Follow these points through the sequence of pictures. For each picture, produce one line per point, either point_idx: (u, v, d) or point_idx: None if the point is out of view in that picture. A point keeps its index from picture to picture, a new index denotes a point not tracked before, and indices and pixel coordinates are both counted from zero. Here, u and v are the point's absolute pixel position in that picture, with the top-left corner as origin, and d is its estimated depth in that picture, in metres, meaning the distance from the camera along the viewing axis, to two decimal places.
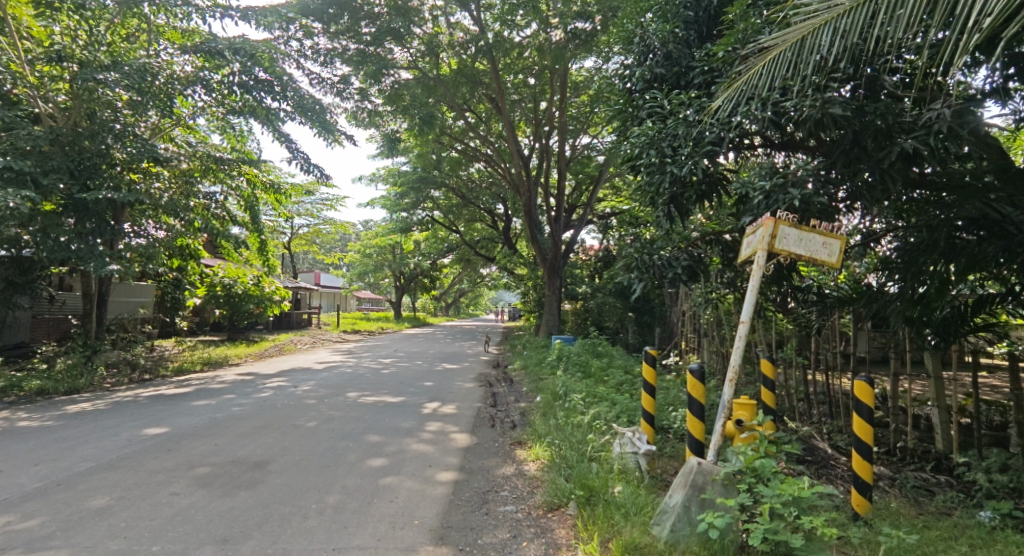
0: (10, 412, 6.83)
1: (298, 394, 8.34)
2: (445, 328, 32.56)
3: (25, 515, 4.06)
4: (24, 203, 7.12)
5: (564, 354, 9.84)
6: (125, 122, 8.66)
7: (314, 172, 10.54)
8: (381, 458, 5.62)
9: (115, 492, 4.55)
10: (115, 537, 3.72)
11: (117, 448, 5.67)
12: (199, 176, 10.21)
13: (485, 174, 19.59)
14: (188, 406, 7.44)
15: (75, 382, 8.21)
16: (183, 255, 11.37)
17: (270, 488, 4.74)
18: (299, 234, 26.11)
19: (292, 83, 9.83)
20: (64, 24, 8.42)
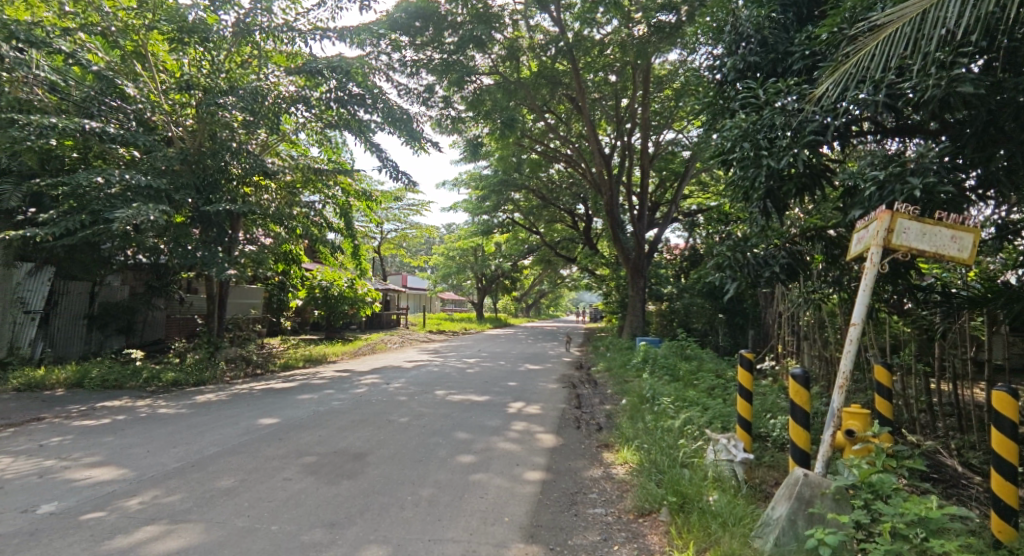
0: (152, 400, 7.81)
1: (391, 391, 8.80)
2: (525, 329, 32.86)
3: (168, 490, 4.63)
4: (161, 217, 8.14)
5: (650, 356, 9.58)
6: (240, 140, 9.60)
7: (403, 179, 11.04)
8: (470, 455, 5.79)
9: (238, 475, 5.06)
10: (241, 514, 4.14)
11: (238, 435, 6.30)
12: (300, 187, 10.97)
13: (565, 174, 19.56)
14: (295, 399, 8.10)
15: (202, 375, 9.22)
16: (288, 260, 12.27)
17: (370, 478, 5.04)
18: (388, 239, 27.55)
19: (382, 95, 10.40)
20: (191, 56, 9.48)
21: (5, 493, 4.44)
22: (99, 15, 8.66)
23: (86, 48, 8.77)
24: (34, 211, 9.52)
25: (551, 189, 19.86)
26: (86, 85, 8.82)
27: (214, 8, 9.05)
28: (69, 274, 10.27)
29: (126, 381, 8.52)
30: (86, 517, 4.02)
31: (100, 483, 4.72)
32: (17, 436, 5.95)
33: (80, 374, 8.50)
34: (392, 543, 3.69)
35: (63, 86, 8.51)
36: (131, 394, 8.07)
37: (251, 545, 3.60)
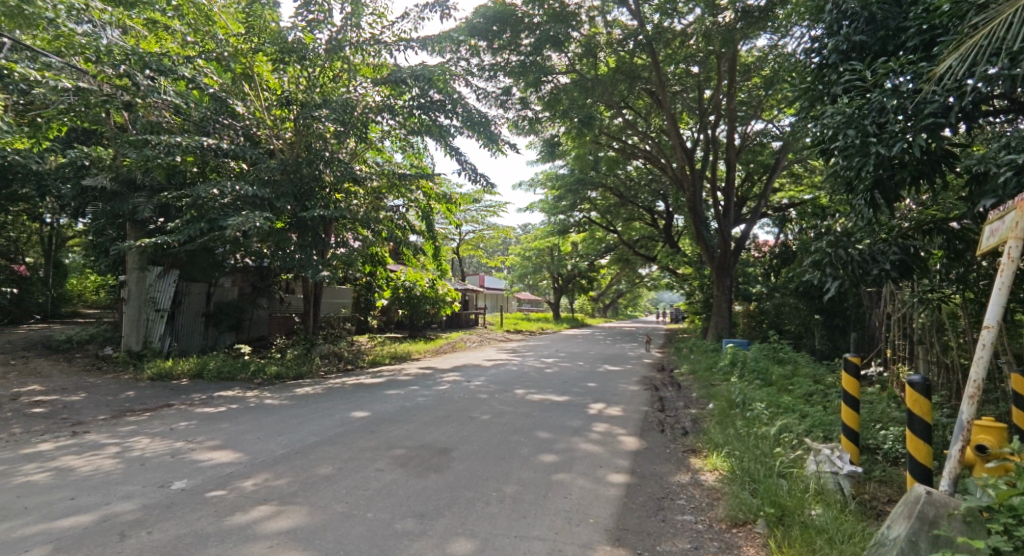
0: (259, 391, 8.54)
1: (472, 388, 9.02)
2: (602, 329, 32.39)
3: (276, 474, 5.03)
4: (265, 223, 8.88)
5: (739, 358, 9.12)
6: (331, 150, 10.40)
7: (481, 181, 11.26)
8: (552, 455, 5.80)
9: (336, 463, 5.41)
10: (340, 500, 4.42)
11: (334, 426, 6.73)
12: (386, 192, 11.51)
13: (643, 171, 19.11)
14: (384, 394, 8.53)
15: (300, 369, 9.95)
16: (374, 261, 12.95)
17: (456, 473, 5.19)
18: (466, 240, 28.28)
19: (461, 100, 10.70)
20: (290, 73, 10.10)
21: (145, 469, 5.05)
22: (214, 42, 9.67)
23: (202, 73, 9.75)
24: (162, 221, 10.72)
25: (629, 186, 19.47)
26: (203, 106, 9.77)
27: (310, 27, 9.63)
28: (189, 276, 11.46)
29: (237, 374, 9.38)
30: (211, 494, 4.48)
31: (220, 465, 5.23)
32: (153, 419, 6.74)
33: (199, 365, 9.47)
34: (479, 537, 3.78)
35: (185, 108, 9.50)
36: (242, 385, 8.87)
37: (350, 530, 3.83)
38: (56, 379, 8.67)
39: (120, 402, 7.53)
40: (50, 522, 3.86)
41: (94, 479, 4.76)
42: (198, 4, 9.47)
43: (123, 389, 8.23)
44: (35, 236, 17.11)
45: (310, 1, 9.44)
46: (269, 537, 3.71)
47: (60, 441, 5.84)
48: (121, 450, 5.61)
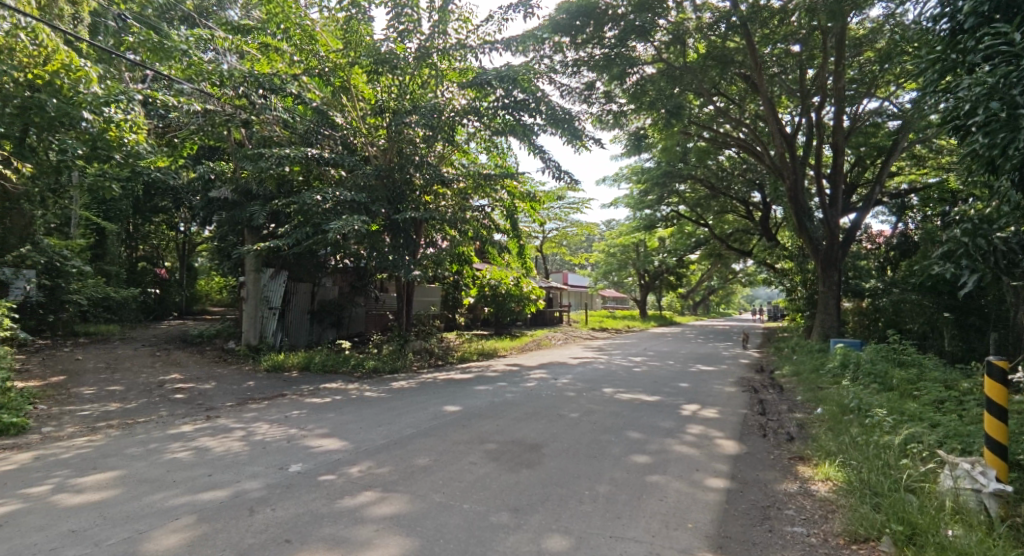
0: (359, 384, 9.11)
1: (559, 386, 9.03)
2: (692, 328, 31.03)
3: (379, 463, 5.34)
4: (361, 226, 9.44)
5: (851, 360, 8.35)
6: (421, 154, 10.83)
7: (565, 178, 11.22)
8: (645, 456, 5.65)
9: (432, 455, 5.63)
10: (438, 491, 4.59)
11: (428, 419, 7.01)
12: (471, 193, 11.76)
13: (736, 160, 18.10)
14: (473, 390, 8.76)
15: (395, 363, 10.50)
16: (461, 260, 13.29)
17: (547, 469, 5.21)
18: (549, 238, 28.26)
19: (545, 97, 10.75)
20: (384, 83, 10.74)
21: (266, 452, 5.58)
22: (316, 60, 10.36)
23: (307, 88, 10.58)
24: (273, 226, 11.70)
25: (720, 177, 18.53)
26: (306, 119, 10.61)
27: (401, 37, 10.10)
28: (297, 277, 12.44)
29: (339, 367, 10.08)
30: (323, 478, 4.85)
31: (329, 451, 5.65)
32: (270, 407, 7.41)
33: (306, 358, 10.28)
34: (574, 535, 3.76)
35: (292, 121, 10.38)
36: (344, 378, 9.51)
37: (448, 520, 3.97)
38: (191, 369, 9.81)
39: (243, 391, 8.37)
40: (193, 495, 4.37)
41: (226, 459, 5.33)
42: (304, 27, 10.03)
43: (244, 379, 9.13)
44: (172, 243, 19.44)
45: (401, 13, 9.85)
46: (376, 521, 3.95)
47: (197, 424, 6.59)
48: (246, 434, 6.23)
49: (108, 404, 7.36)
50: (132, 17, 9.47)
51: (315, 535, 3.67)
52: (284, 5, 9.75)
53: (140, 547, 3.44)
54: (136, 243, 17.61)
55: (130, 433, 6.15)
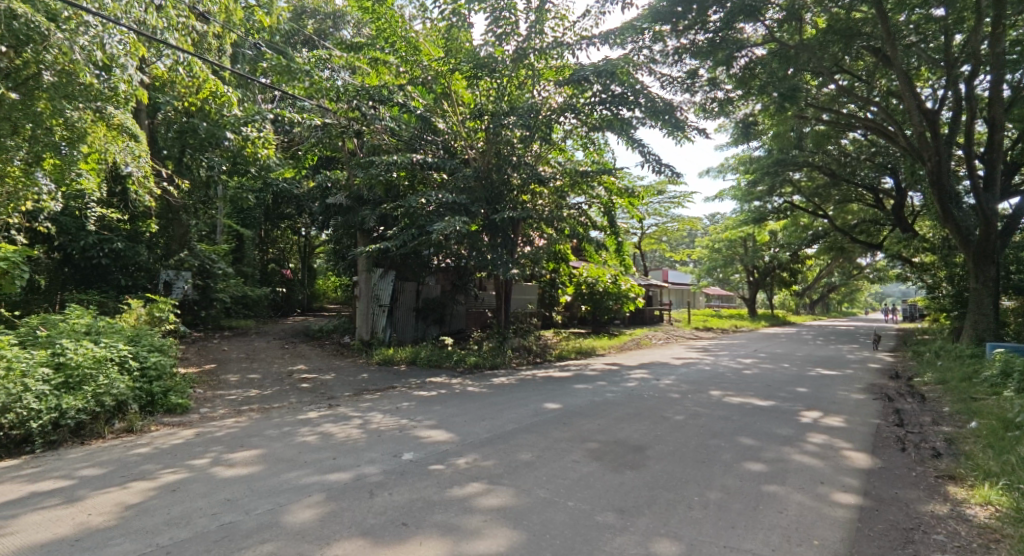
0: (462, 379, 9.46)
1: (661, 387, 8.72)
2: (808, 328, 28.53)
3: (484, 456, 5.51)
4: (462, 226, 9.78)
5: (1014, 367, 7.18)
6: (519, 154, 11.05)
7: (666, 172, 10.82)
8: (760, 463, 5.28)
9: (534, 451, 5.70)
10: (542, 486, 4.64)
11: (529, 415, 7.12)
12: (568, 190, 11.70)
13: (862, 143, 16.39)
14: (573, 388, 8.75)
15: (495, 360, 10.80)
16: (558, 259, 13.31)
17: (653, 472, 5.05)
18: (648, 234, 27.44)
19: (644, 89, 10.43)
20: (483, 86, 10.97)
21: (382, 440, 5.98)
22: (421, 69, 10.94)
23: (411, 97, 11.27)
24: (382, 229, 12.53)
25: (844, 163, 16.75)
26: (410, 126, 11.22)
27: (500, 40, 10.30)
28: (403, 276, 13.22)
29: (443, 362, 10.55)
30: (433, 467, 5.10)
31: (438, 442, 5.94)
32: (383, 399, 7.93)
33: (414, 353, 10.89)
34: (684, 542, 3.62)
35: (398, 129, 11.10)
36: (448, 372, 9.94)
37: (553, 516, 4.00)
38: (314, 361, 10.80)
39: (359, 382, 9.05)
40: (321, 475, 4.81)
41: (347, 445, 5.79)
42: (409, 38, 10.56)
43: (360, 372, 9.87)
44: (295, 247, 21.38)
45: (499, 16, 10.01)
46: (484, 511, 4.07)
47: (322, 411, 7.24)
48: (363, 422, 6.73)
49: (249, 390, 8.33)
50: (265, 44, 10.67)
51: (428, 520, 3.86)
52: (391, 21, 10.43)
53: (280, 518, 3.85)
54: (267, 247, 19.77)
55: (267, 416, 6.90)
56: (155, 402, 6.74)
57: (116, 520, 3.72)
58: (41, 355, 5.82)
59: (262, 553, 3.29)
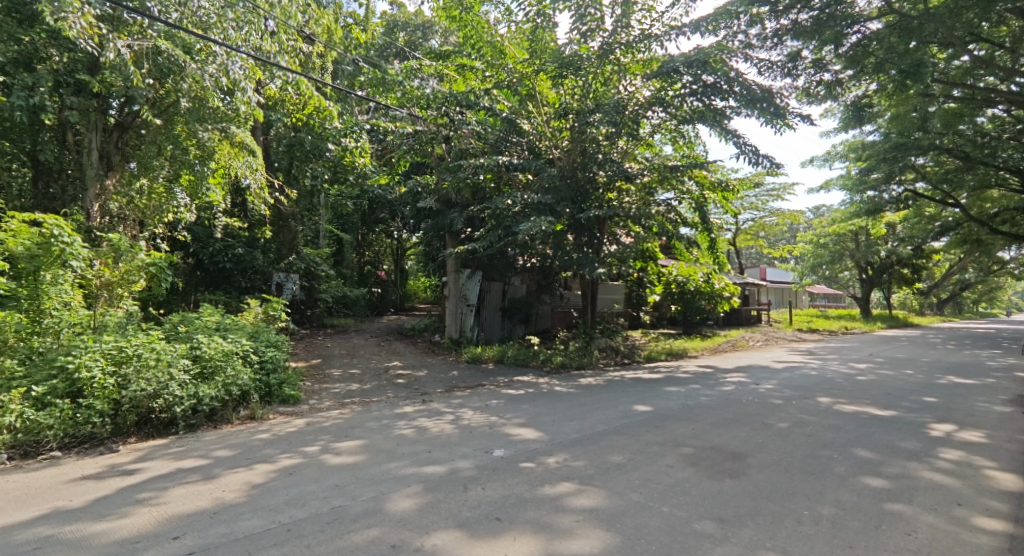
0: (550, 379, 9.48)
1: (762, 392, 8.18)
2: (936, 331, 25.36)
3: (574, 455, 5.48)
4: (548, 226, 9.81)
5: None
6: (604, 151, 10.88)
7: (764, 163, 10.16)
8: (882, 479, 4.78)
9: (626, 453, 5.58)
10: (635, 490, 4.53)
11: (619, 417, 6.98)
12: (656, 186, 11.38)
13: (1004, 121, 14.33)
14: (664, 390, 8.46)
15: (582, 360, 10.74)
16: (645, 257, 13.04)
17: (755, 481, 4.76)
18: (743, 229, 25.89)
19: (741, 77, 9.92)
20: (568, 85, 10.93)
21: (473, 436, 6.14)
22: (506, 72, 11.09)
23: (497, 100, 11.43)
24: (469, 231, 12.86)
25: (981, 144, 14.66)
26: (496, 129, 11.35)
27: (585, 38, 10.21)
28: (490, 277, 13.50)
29: (529, 361, 10.65)
30: (524, 465, 5.15)
31: (527, 440, 5.99)
32: (473, 396, 8.15)
33: (500, 352, 11.11)
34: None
35: (485, 133, 11.35)
36: (535, 372, 10.01)
37: (648, 520, 3.89)
38: (408, 358, 11.34)
39: (450, 379, 9.38)
40: (418, 467, 5.02)
41: (441, 439, 6.01)
42: (495, 43, 10.83)
43: (450, 369, 10.22)
44: (389, 249, 22.63)
45: (584, 13, 9.91)
46: (577, 511, 4.05)
47: (416, 406, 7.58)
48: (455, 418, 6.95)
49: (351, 384, 8.92)
50: (362, 59, 11.36)
51: (521, 517, 3.91)
52: (478, 27, 10.79)
53: (383, 506, 4.08)
54: (364, 250, 21.02)
55: (368, 409, 7.35)
56: (272, 393, 7.42)
57: (244, 497, 4.14)
58: (183, 348, 6.55)
59: (368, 537, 3.51)
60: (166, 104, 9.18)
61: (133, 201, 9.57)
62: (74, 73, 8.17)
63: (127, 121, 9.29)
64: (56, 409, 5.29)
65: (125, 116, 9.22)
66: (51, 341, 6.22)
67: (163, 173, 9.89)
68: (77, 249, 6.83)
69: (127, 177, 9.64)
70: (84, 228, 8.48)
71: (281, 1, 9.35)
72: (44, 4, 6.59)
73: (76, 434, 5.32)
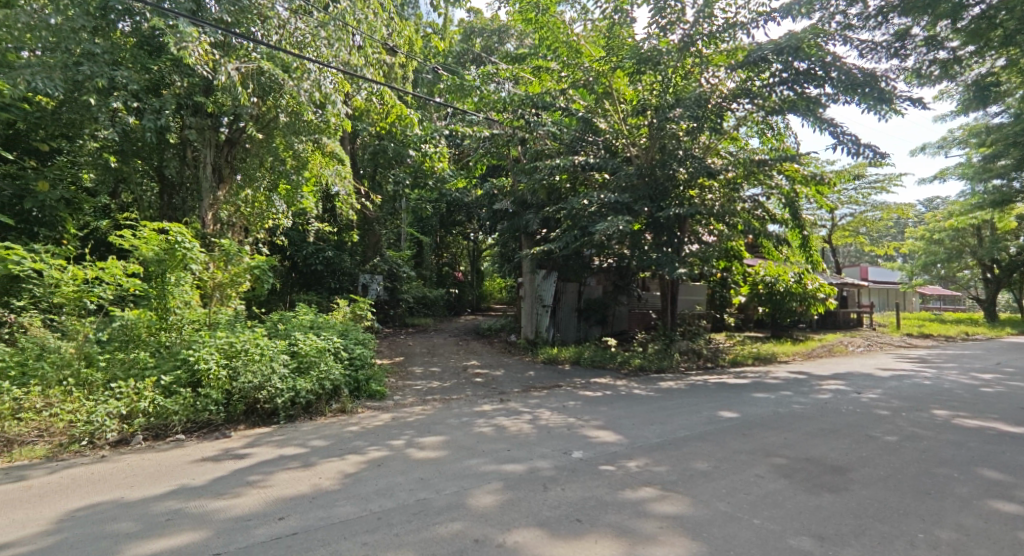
0: (628, 381, 9.29)
1: (865, 401, 7.52)
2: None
3: (656, 460, 5.33)
4: (626, 225, 9.66)
5: None
6: (685, 147, 10.48)
7: (866, 153, 9.34)
8: (1014, 504, 4.23)
9: (711, 460, 5.34)
10: (722, 499, 4.33)
11: (703, 423, 6.70)
12: (742, 182, 10.75)
13: None
14: (752, 396, 8.01)
15: (662, 363, 10.42)
16: (730, 256, 12.49)
17: (859, 498, 4.38)
18: (840, 225, 23.92)
19: (838, 61, 9.24)
20: (646, 81, 10.63)
21: (551, 436, 6.15)
22: (581, 71, 10.98)
23: (573, 100, 11.41)
24: (545, 231, 12.85)
25: None
26: (571, 129, 11.35)
27: (664, 31, 9.88)
28: (566, 277, 13.47)
29: (607, 362, 10.50)
30: (604, 468, 5.08)
31: (607, 443, 5.91)
32: (550, 396, 8.16)
33: (577, 354, 11.04)
34: None
35: (560, 133, 11.34)
36: (612, 374, 9.85)
37: (738, 532, 3.70)
38: (485, 357, 11.59)
39: (527, 379, 9.46)
40: (498, 465, 5.11)
41: (520, 438, 6.08)
42: (571, 42, 10.77)
43: (527, 369, 10.30)
44: (466, 251, 23.21)
45: (663, 6, 9.63)
46: (660, 517, 3.94)
47: (494, 404, 7.71)
48: (533, 418, 7.00)
49: (432, 381, 9.25)
50: (441, 67, 11.78)
51: (601, 520, 3.86)
52: (554, 28, 10.78)
53: (465, 501, 4.18)
54: (442, 251, 21.64)
55: (448, 406, 7.58)
56: (360, 388, 7.85)
57: (339, 485, 4.43)
58: (282, 344, 7.11)
59: (452, 530, 3.61)
60: (268, 120, 9.96)
61: (240, 210, 10.60)
62: (192, 96, 9.12)
63: (235, 136, 10.06)
64: (181, 397, 5.96)
65: (233, 133, 10.00)
66: (175, 337, 6.96)
67: (263, 183, 10.93)
68: (196, 253, 7.56)
69: (235, 188, 10.41)
70: (201, 234, 9.58)
71: (367, 17, 10.00)
72: (171, 36, 7.46)
73: (197, 420, 5.94)
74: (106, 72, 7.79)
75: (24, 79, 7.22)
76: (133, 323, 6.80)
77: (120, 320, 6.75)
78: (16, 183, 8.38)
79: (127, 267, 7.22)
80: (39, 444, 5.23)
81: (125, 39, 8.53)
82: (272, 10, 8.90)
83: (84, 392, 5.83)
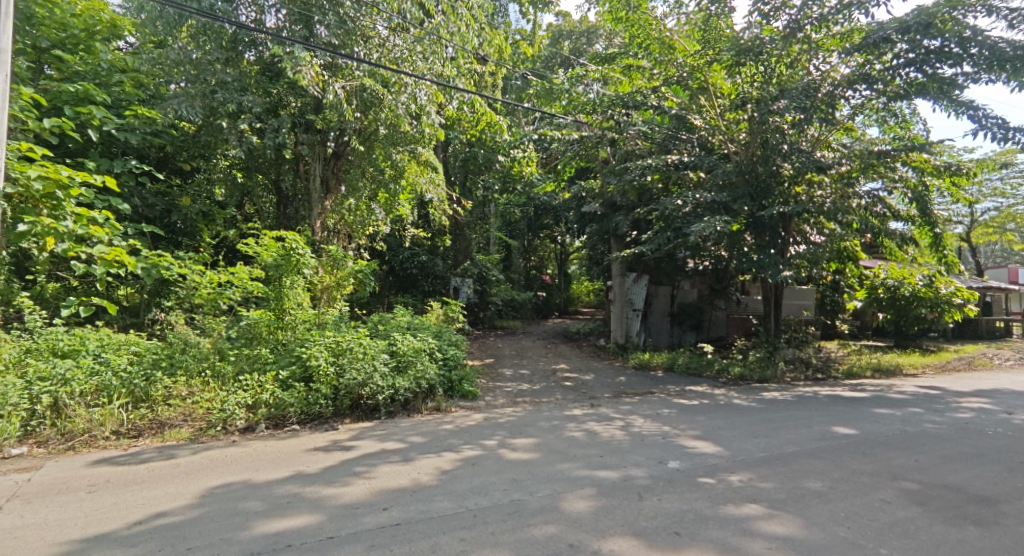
0: (727, 390, 8.79)
1: (1017, 423, 6.51)
2: None
3: (761, 476, 4.98)
4: (724, 225, 9.27)
5: None
6: (790, 142, 9.68)
7: (1016, 138, 8.13)
8: None
9: (826, 480, 4.89)
10: (841, 524, 3.94)
11: (815, 438, 6.16)
12: (858, 176, 9.89)
13: None
14: (873, 412, 7.24)
15: (765, 372, 9.74)
16: (843, 257, 11.47)
17: (1012, 534, 3.80)
18: (982, 221, 20.97)
19: (981, 34, 8.14)
20: (746, 73, 10.11)
21: (645, 444, 5.97)
22: (675, 67, 10.62)
23: (664, 97, 11.04)
24: (635, 233, 12.55)
25: None
26: (664, 127, 11.08)
27: (768, 18, 9.34)
28: (657, 281, 13.07)
29: (703, 371, 9.99)
30: (703, 480, 4.84)
31: (706, 454, 5.62)
32: (643, 403, 7.92)
33: (670, 359, 10.65)
34: None
35: (651, 132, 10.99)
36: (709, 382, 9.38)
37: None
38: (574, 361, 11.54)
39: (618, 384, 9.27)
40: (591, 471, 5.04)
41: (612, 444, 5.95)
42: (664, 38, 10.41)
43: (617, 374, 10.11)
44: (554, 254, 23.22)
45: None
46: (768, 538, 3.67)
47: (585, 409, 7.63)
48: (625, 424, 6.84)
49: (522, 383, 9.38)
50: (531, 74, 11.99)
51: (702, 535, 3.67)
52: (645, 25, 10.43)
53: (559, 504, 4.17)
54: (530, 255, 22.05)
55: (539, 409, 7.62)
56: (453, 387, 8.13)
57: (437, 481, 4.60)
58: (382, 343, 7.49)
59: (547, 533, 3.61)
60: (368, 133, 10.43)
61: (343, 218, 11.48)
62: (304, 115, 9.96)
63: (341, 149, 10.78)
64: (296, 390, 6.50)
65: (340, 146, 10.74)
66: (290, 335, 7.60)
67: (364, 193, 11.55)
68: (308, 259, 8.17)
69: (340, 198, 11.28)
70: (311, 241, 10.46)
71: (461, 30, 10.41)
72: (288, 62, 8.18)
73: (310, 412, 6.47)
74: (235, 98, 8.83)
75: (172, 108, 8.44)
76: (256, 322, 7.49)
77: (246, 319, 7.51)
78: (165, 199, 9.74)
79: (251, 272, 8.03)
80: (184, 427, 5.94)
81: (250, 67, 9.44)
82: (374, 30, 9.49)
83: (218, 383, 6.58)
